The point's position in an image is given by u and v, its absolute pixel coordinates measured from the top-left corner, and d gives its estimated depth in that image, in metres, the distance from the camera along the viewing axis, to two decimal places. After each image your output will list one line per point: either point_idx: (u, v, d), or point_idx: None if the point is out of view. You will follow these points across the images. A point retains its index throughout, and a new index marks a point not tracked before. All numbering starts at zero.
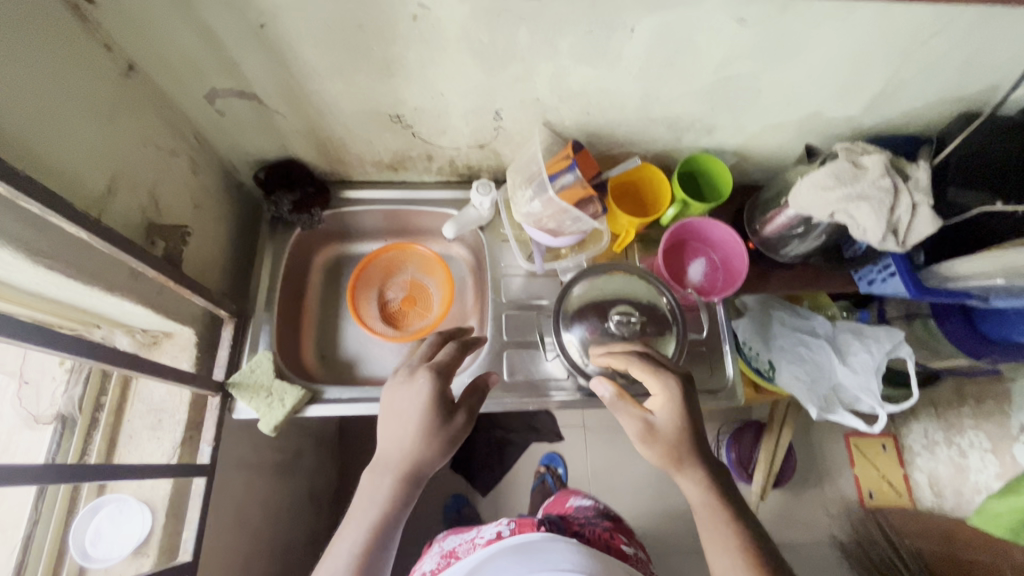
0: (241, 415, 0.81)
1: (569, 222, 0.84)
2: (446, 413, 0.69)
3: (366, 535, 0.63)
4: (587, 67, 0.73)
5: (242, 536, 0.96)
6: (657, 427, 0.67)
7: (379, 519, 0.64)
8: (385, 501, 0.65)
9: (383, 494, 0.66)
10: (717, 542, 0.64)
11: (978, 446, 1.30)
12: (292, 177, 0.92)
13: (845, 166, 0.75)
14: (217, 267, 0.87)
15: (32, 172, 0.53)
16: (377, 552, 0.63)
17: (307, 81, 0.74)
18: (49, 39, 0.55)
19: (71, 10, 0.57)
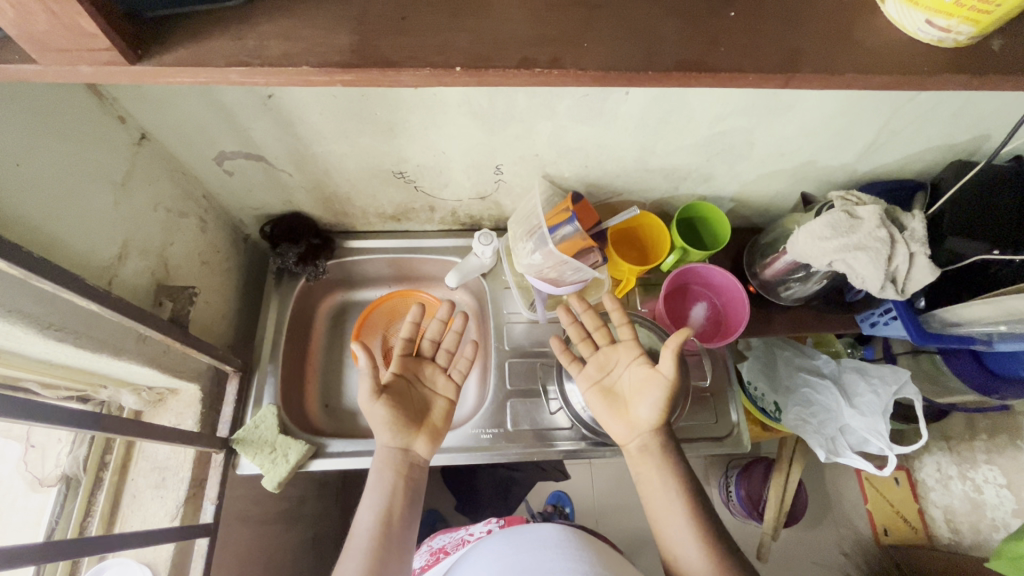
0: (245, 471, 0.81)
1: (570, 273, 0.84)
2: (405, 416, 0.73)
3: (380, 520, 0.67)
4: (584, 126, 0.75)
5: None
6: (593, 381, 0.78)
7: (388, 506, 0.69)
8: (393, 490, 0.70)
9: (392, 485, 0.70)
10: (683, 536, 0.66)
11: (993, 481, 1.27)
12: (298, 231, 0.94)
13: (841, 217, 0.76)
14: (224, 321, 0.88)
15: (43, 253, 0.55)
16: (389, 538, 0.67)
17: (312, 143, 0.76)
18: (68, 118, 0.57)
19: (88, 89, 0.60)
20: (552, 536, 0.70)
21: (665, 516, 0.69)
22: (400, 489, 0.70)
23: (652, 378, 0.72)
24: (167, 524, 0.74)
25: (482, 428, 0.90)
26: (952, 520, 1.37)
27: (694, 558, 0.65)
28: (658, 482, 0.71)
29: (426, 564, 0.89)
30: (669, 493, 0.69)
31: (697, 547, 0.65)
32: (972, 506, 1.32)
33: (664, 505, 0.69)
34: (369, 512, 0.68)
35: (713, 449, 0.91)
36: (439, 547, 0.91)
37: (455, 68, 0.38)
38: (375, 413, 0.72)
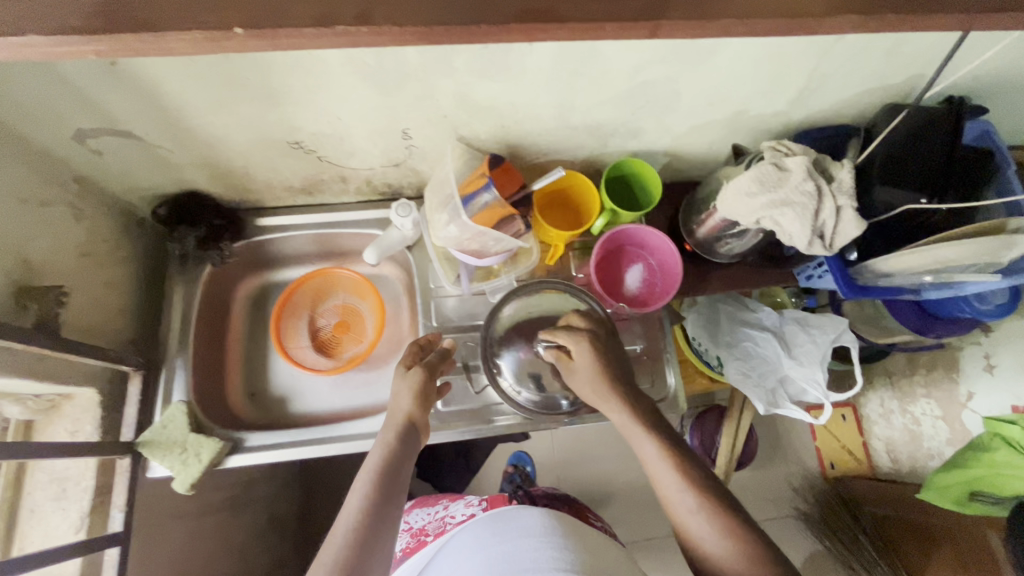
0: (155, 474, 0.77)
1: (492, 243, 0.80)
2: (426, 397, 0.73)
3: (374, 487, 0.62)
4: (491, 82, 0.68)
5: None
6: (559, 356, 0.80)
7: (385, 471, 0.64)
8: (384, 471, 0.64)
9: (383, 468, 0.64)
10: (681, 501, 0.62)
11: (930, 414, 1.34)
12: (196, 212, 0.86)
13: (768, 169, 0.72)
14: (121, 316, 0.80)
15: None
16: (381, 507, 0.61)
17: (184, 114, 0.67)
18: None
19: None
20: (537, 524, 0.75)
21: (656, 475, 0.65)
22: (387, 471, 0.64)
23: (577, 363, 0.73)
24: (72, 537, 0.70)
25: None
26: (893, 450, 1.44)
27: (698, 523, 0.60)
28: (638, 442, 0.67)
29: (407, 547, 0.92)
30: (649, 450, 0.66)
31: (687, 500, 0.62)
32: (911, 437, 1.38)
33: (649, 463, 0.66)
34: (356, 498, 0.61)
35: None
36: (419, 529, 0.97)
37: (233, 29, 0.38)
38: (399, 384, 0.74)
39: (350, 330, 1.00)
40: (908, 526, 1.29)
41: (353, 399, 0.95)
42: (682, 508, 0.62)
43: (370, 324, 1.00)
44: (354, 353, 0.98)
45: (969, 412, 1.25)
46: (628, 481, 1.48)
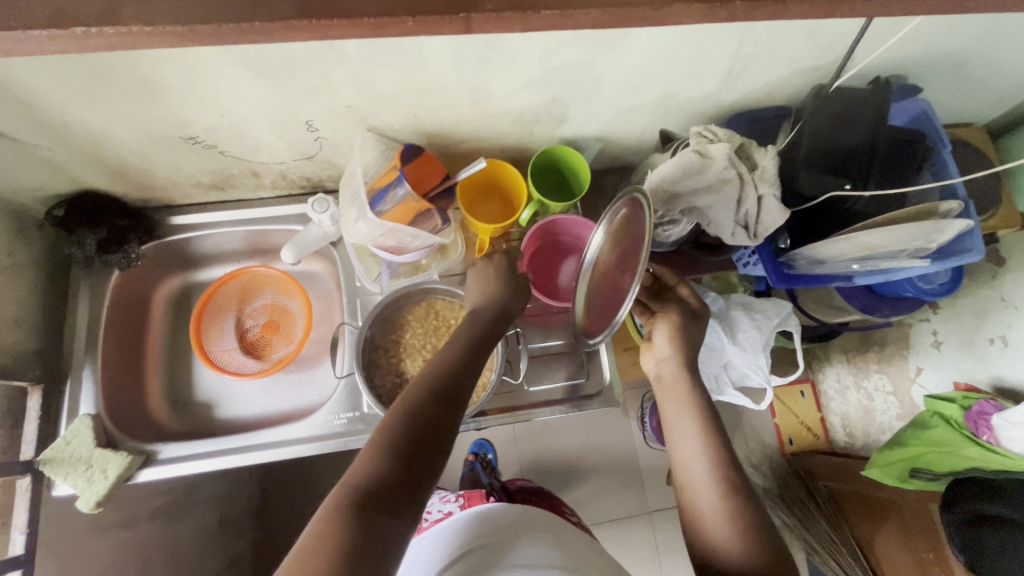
0: (59, 492, 0.73)
1: (410, 240, 0.77)
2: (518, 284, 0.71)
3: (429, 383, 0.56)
4: (390, 70, 0.63)
5: None
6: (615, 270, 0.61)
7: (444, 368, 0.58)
8: (450, 369, 0.59)
9: (460, 329, 0.65)
10: (700, 480, 0.61)
11: (882, 389, 1.35)
12: (96, 212, 0.80)
13: (691, 158, 0.67)
14: (14, 328, 0.75)
15: None
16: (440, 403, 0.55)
17: (53, 111, 0.61)
18: None
19: None
20: (518, 524, 0.72)
21: (679, 446, 0.64)
22: (488, 327, 0.65)
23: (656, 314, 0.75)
24: None
25: (335, 414, 0.82)
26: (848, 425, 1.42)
27: (709, 506, 0.59)
28: (680, 410, 0.66)
29: None
30: (683, 422, 0.65)
31: (707, 479, 0.61)
32: (864, 413, 1.38)
33: (681, 439, 0.64)
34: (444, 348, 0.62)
35: (584, 410, 0.88)
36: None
37: None
38: (480, 277, 0.72)
39: (280, 330, 0.96)
40: (861, 498, 1.30)
41: (282, 402, 0.91)
42: (701, 485, 0.61)
43: (301, 323, 0.96)
44: (284, 354, 0.94)
45: (918, 387, 1.26)
46: (592, 466, 1.45)
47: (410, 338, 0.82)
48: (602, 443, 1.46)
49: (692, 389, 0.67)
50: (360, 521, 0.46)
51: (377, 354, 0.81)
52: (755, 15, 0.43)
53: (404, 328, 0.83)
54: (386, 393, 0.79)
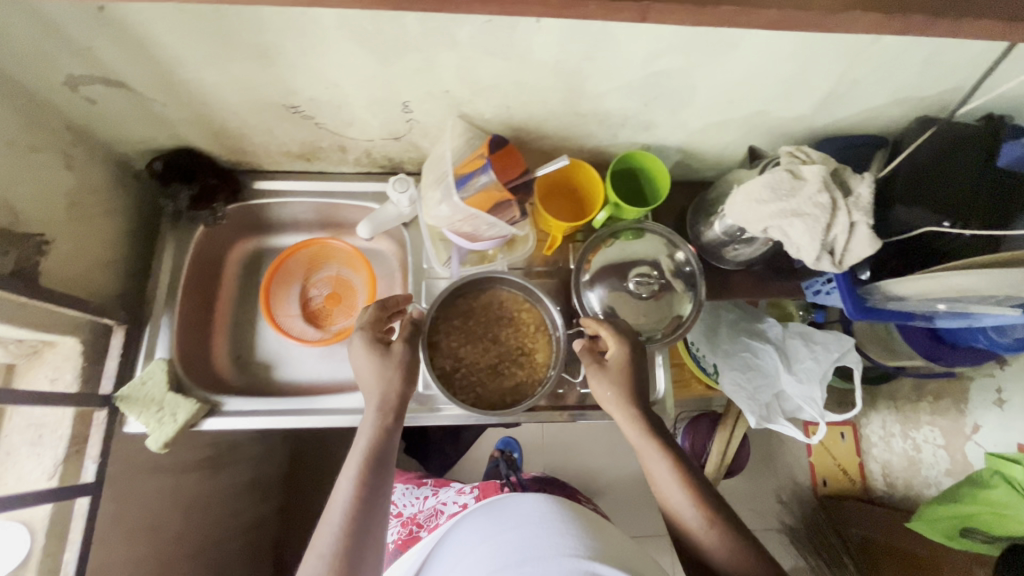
0: (131, 428, 0.77)
1: (485, 228, 0.78)
2: (383, 346, 0.72)
3: (358, 476, 0.63)
4: (495, 58, 0.64)
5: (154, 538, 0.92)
6: (608, 367, 0.77)
7: (370, 457, 0.64)
8: (374, 457, 0.65)
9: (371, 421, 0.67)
10: (674, 494, 0.70)
11: (932, 441, 1.27)
12: (191, 169, 0.84)
13: (781, 176, 0.68)
14: (106, 270, 0.80)
15: None
16: (369, 500, 0.62)
17: (175, 69, 0.65)
18: None
19: None
20: (536, 512, 0.73)
21: (654, 471, 0.72)
22: (372, 463, 0.64)
23: (609, 365, 0.77)
24: (44, 483, 0.70)
25: None
26: (889, 475, 1.37)
27: (692, 519, 0.68)
28: (644, 442, 0.74)
29: (398, 537, 0.99)
30: (654, 452, 0.73)
31: (685, 495, 0.69)
32: (909, 463, 1.31)
33: (656, 466, 0.72)
34: (341, 509, 0.61)
35: None
36: (409, 517, 1.02)
37: None
38: (369, 359, 0.70)
39: (341, 303, 0.99)
40: (895, 555, 1.26)
41: (337, 372, 0.94)
42: (681, 502, 0.69)
43: (361, 298, 0.98)
44: (343, 326, 0.97)
45: (973, 445, 1.18)
46: (617, 478, 1.43)
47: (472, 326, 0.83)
48: (629, 457, 1.44)
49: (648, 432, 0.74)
50: None
51: (439, 335, 0.81)
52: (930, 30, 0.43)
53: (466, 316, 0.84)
54: (445, 373, 0.80)
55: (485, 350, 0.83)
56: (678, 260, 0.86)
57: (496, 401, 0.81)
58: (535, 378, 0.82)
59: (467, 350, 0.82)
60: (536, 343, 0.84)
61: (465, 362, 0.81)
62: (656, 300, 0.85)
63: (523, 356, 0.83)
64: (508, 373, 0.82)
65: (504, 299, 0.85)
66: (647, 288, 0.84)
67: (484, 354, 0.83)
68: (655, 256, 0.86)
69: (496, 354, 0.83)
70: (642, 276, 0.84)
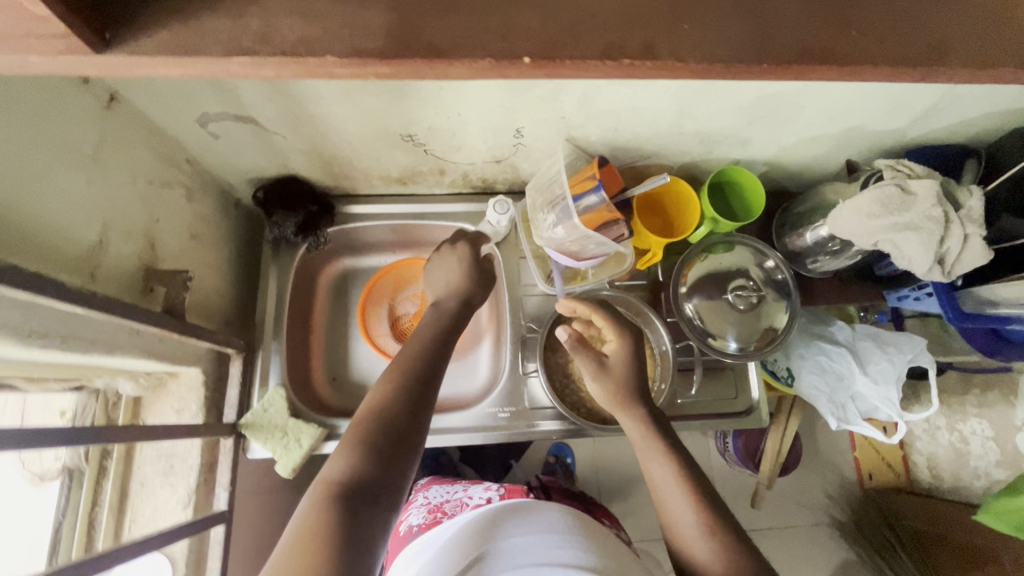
0: (256, 455, 0.78)
1: (592, 246, 0.80)
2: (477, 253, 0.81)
3: (411, 363, 0.62)
4: (621, 86, 0.66)
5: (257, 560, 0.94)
6: (608, 365, 0.72)
7: (423, 351, 0.64)
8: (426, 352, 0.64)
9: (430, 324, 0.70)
10: (678, 505, 0.61)
11: (980, 433, 1.24)
12: (294, 197, 0.86)
13: (892, 191, 0.70)
14: (219, 299, 0.81)
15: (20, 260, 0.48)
16: (420, 381, 0.60)
17: (307, 105, 0.66)
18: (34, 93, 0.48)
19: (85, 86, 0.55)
20: (539, 517, 0.63)
21: (659, 482, 0.64)
22: (425, 355, 0.64)
23: (610, 360, 0.72)
24: (181, 513, 0.72)
25: (499, 407, 0.87)
26: (934, 466, 1.35)
27: (693, 534, 0.59)
28: (646, 445, 0.66)
29: (424, 521, 0.80)
30: (659, 459, 0.64)
31: (693, 511, 0.60)
32: (955, 455, 1.29)
33: (660, 478, 0.64)
34: (385, 389, 0.58)
35: (733, 426, 0.90)
36: (436, 505, 0.84)
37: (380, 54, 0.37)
38: (461, 256, 0.79)
39: None
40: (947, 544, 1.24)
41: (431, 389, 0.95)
42: (687, 520, 0.60)
43: None
44: None
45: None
46: None
47: None
48: None
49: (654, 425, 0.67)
50: (346, 514, 0.47)
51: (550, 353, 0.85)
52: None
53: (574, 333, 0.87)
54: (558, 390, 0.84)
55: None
56: (768, 268, 0.89)
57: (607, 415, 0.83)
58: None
59: (575, 367, 0.85)
60: None
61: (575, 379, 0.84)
62: (760, 310, 0.87)
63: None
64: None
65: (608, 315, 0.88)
66: (745, 300, 0.87)
67: None
68: (747, 267, 0.89)
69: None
70: (739, 289, 0.88)
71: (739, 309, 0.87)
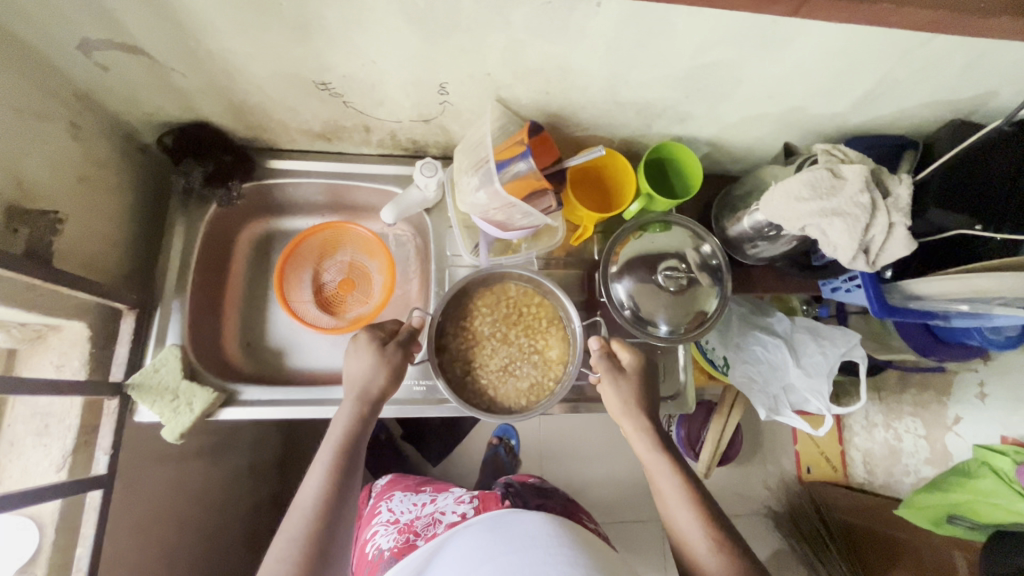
0: (143, 419, 0.74)
1: (519, 217, 0.76)
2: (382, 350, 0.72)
3: (332, 458, 0.63)
4: (546, 43, 0.62)
5: (182, 526, 0.90)
6: (627, 377, 0.73)
7: (345, 441, 0.65)
8: (351, 440, 0.66)
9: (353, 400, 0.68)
10: (686, 515, 0.65)
11: (913, 431, 1.25)
12: (207, 147, 0.80)
13: (822, 175, 0.68)
14: (113, 250, 0.75)
15: None
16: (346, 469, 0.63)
17: (203, 37, 0.60)
18: None
19: None
20: (475, 540, 0.67)
21: (669, 501, 0.66)
22: (348, 448, 0.65)
23: (626, 375, 0.73)
24: (53, 476, 0.67)
25: (415, 380, 0.84)
26: (869, 463, 1.37)
27: (700, 545, 0.63)
28: (658, 467, 0.68)
29: (393, 544, 0.79)
30: (669, 476, 0.67)
31: (699, 526, 0.63)
32: (890, 452, 1.30)
33: (668, 493, 0.67)
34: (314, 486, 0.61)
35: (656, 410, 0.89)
36: (405, 525, 0.83)
37: None
38: (361, 347, 0.72)
39: (356, 289, 0.95)
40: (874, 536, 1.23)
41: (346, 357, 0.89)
42: (692, 532, 0.63)
43: (378, 285, 0.95)
44: (358, 313, 0.93)
45: (953, 436, 1.15)
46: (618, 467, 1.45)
47: (478, 332, 0.82)
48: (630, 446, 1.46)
49: (660, 444, 0.69)
50: None
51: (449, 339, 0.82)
52: (891, 18, 0.48)
53: (471, 320, 0.83)
54: (454, 377, 0.80)
55: (496, 350, 0.82)
56: (704, 253, 0.85)
57: (512, 402, 0.80)
58: (550, 376, 0.81)
59: (475, 354, 0.81)
60: (546, 340, 0.83)
61: (473, 367, 0.81)
62: (690, 294, 0.84)
63: (536, 355, 0.82)
64: (521, 374, 0.81)
65: (512, 300, 0.84)
66: (676, 283, 0.83)
67: (492, 356, 0.82)
68: (682, 249, 0.85)
69: (507, 354, 0.82)
70: (670, 270, 0.83)
71: (670, 293, 0.83)
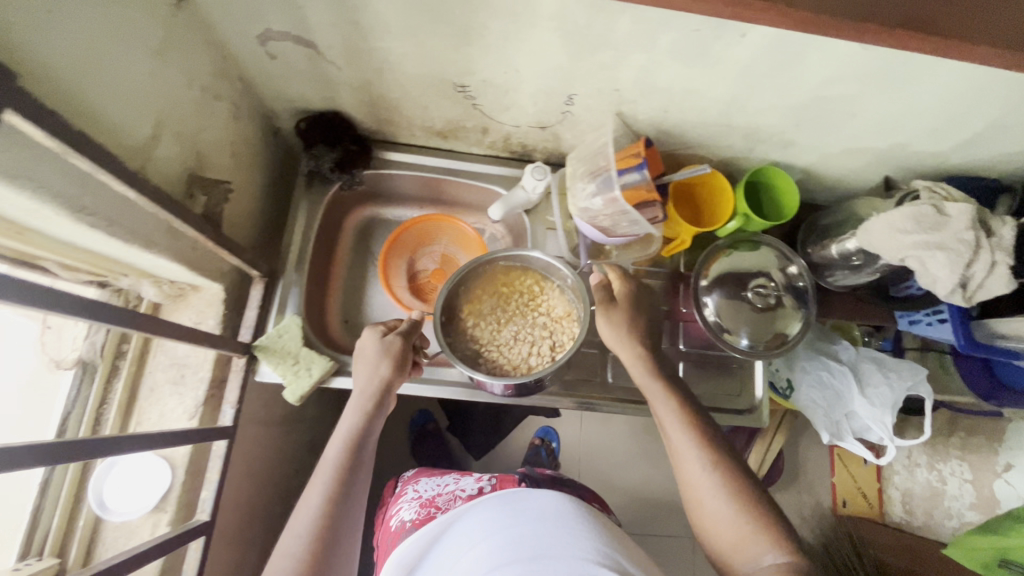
0: (264, 378, 0.79)
1: (625, 223, 0.80)
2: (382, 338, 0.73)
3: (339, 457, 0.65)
4: (682, 66, 0.67)
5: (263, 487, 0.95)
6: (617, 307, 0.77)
7: (354, 437, 0.67)
8: (357, 438, 0.67)
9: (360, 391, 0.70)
10: (710, 497, 0.63)
11: (959, 475, 1.22)
12: (337, 133, 0.86)
13: (926, 210, 0.72)
14: (248, 222, 0.82)
15: (84, 128, 0.48)
16: (350, 471, 0.64)
17: (371, 37, 0.67)
18: None
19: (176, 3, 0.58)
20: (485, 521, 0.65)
21: (696, 481, 0.65)
22: (354, 449, 0.66)
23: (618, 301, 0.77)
24: (186, 422, 0.74)
25: None
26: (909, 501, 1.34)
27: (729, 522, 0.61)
28: (680, 448, 0.67)
29: (415, 518, 0.75)
30: (691, 454, 0.66)
31: (726, 504, 0.62)
32: (931, 493, 1.27)
33: (690, 471, 0.66)
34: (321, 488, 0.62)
35: (732, 419, 0.92)
36: (426, 500, 0.79)
37: None
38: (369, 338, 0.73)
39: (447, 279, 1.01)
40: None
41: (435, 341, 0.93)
42: (720, 511, 0.62)
43: None
44: None
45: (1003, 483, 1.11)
46: None
47: (484, 309, 0.83)
48: None
49: (674, 404, 0.70)
50: None
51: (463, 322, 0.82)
52: None
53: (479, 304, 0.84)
54: (466, 357, 0.80)
55: (501, 324, 0.83)
56: (791, 274, 0.89)
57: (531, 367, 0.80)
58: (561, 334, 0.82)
59: (485, 331, 0.82)
60: (551, 303, 0.84)
61: (484, 345, 0.82)
62: (774, 311, 0.87)
63: (542, 317, 0.84)
64: (530, 340, 0.82)
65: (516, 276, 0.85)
66: (766, 300, 0.86)
67: (501, 332, 0.83)
68: (770, 268, 0.89)
69: (513, 327, 0.83)
70: (761, 287, 0.87)
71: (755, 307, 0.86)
